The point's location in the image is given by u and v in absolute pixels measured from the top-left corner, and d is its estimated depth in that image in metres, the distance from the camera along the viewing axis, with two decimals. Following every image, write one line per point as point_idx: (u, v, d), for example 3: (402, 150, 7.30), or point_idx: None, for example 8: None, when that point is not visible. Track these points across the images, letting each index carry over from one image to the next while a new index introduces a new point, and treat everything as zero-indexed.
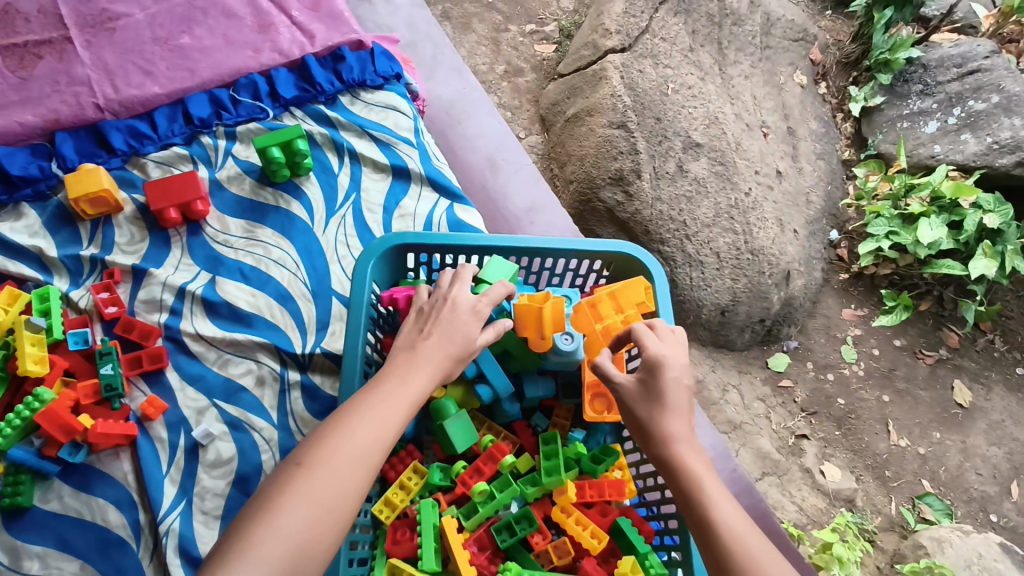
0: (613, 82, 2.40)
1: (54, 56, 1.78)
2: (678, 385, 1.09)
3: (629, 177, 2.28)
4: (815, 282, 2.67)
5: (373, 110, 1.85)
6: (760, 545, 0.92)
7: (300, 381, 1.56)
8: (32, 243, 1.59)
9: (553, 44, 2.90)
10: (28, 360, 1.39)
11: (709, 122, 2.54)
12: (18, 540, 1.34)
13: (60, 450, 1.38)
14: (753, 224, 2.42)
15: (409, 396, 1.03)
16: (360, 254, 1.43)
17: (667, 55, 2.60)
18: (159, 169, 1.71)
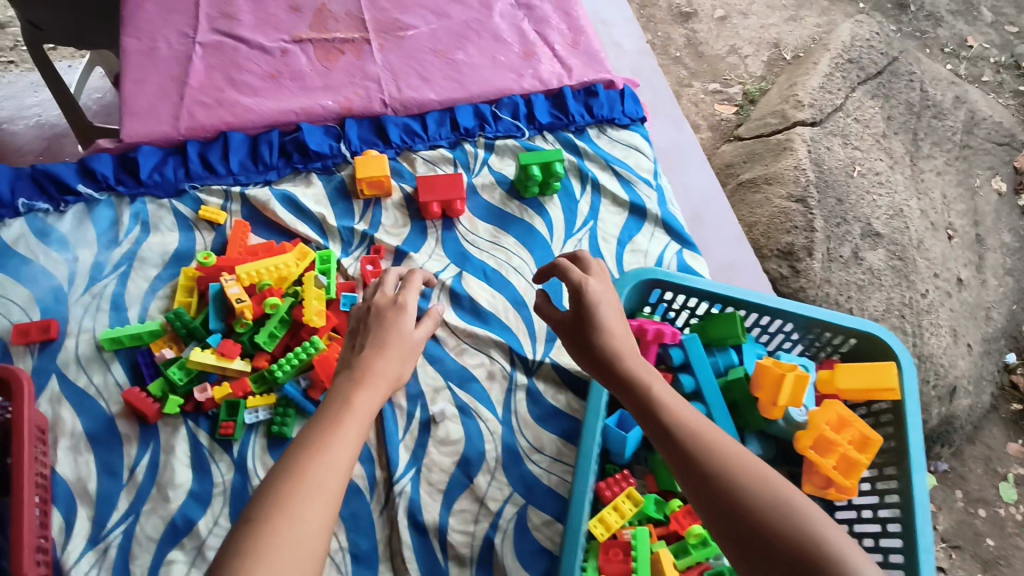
0: (797, 155, 2.33)
1: (354, 54, 1.78)
2: (611, 305, 1.19)
3: (799, 253, 2.19)
4: (982, 407, 2.42)
5: (619, 143, 1.79)
6: (704, 433, 0.97)
7: (525, 386, 1.50)
8: (317, 210, 1.62)
9: (734, 107, 2.89)
10: (310, 309, 1.43)
11: (893, 214, 2.41)
12: (276, 468, 1.36)
13: (319, 397, 1.42)
14: (923, 326, 2.25)
15: (354, 415, 1.01)
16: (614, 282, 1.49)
17: (858, 137, 2.52)
18: (426, 166, 1.71)
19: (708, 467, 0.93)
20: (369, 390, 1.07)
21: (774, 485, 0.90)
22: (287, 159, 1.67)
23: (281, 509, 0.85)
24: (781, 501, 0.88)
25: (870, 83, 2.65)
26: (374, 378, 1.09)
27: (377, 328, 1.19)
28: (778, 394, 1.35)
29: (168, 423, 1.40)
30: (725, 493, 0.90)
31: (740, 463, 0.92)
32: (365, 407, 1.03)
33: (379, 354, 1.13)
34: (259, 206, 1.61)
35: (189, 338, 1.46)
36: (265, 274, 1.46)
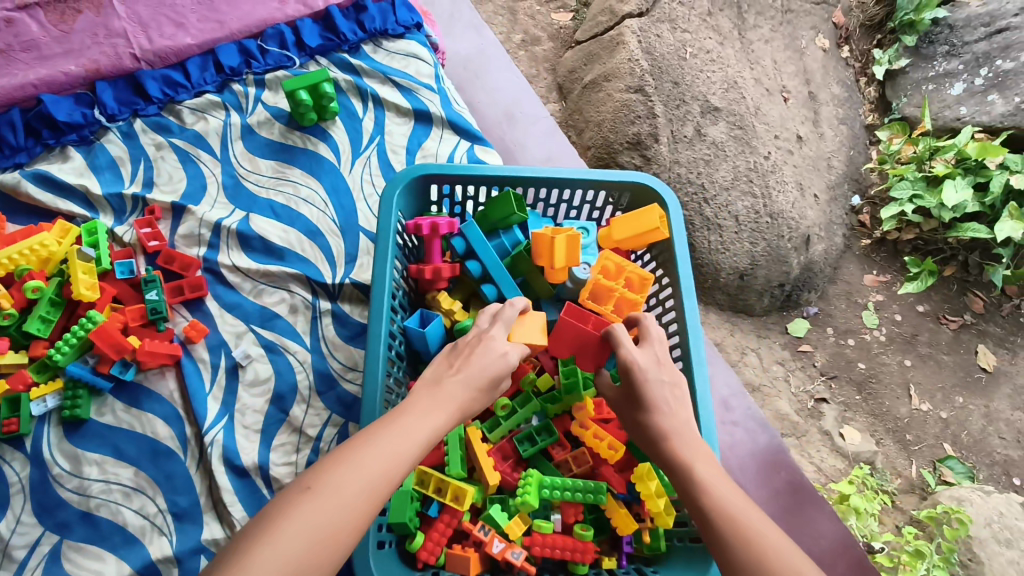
0: (629, 46, 1.89)
1: (91, 8, 1.02)
2: (668, 382, 0.72)
3: (646, 140, 1.84)
4: (838, 248, 1.97)
5: (400, 54, 1.07)
6: (755, 527, 0.59)
7: (331, 311, 0.92)
8: (79, 181, 0.91)
9: (571, 14, 2.28)
10: (81, 274, 0.81)
11: (728, 88, 1.94)
12: (83, 451, 0.85)
13: (113, 370, 0.85)
14: (770, 187, 1.85)
15: (428, 419, 0.61)
16: (383, 188, 0.83)
17: (685, 19, 1.98)
18: (195, 119, 0.99)
19: (737, 567, 0.57)
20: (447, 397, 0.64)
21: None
22: (39, 140, 0.95)
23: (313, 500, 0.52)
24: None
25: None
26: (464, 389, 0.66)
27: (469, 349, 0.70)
28: (553, 259, 0.80)
29: None
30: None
31: (784, 558, 0.56)
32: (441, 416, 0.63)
33: (466, 378, 0.66)
34: (9, 191, 0.90)
35: None
36: (29, 253, 0.84)
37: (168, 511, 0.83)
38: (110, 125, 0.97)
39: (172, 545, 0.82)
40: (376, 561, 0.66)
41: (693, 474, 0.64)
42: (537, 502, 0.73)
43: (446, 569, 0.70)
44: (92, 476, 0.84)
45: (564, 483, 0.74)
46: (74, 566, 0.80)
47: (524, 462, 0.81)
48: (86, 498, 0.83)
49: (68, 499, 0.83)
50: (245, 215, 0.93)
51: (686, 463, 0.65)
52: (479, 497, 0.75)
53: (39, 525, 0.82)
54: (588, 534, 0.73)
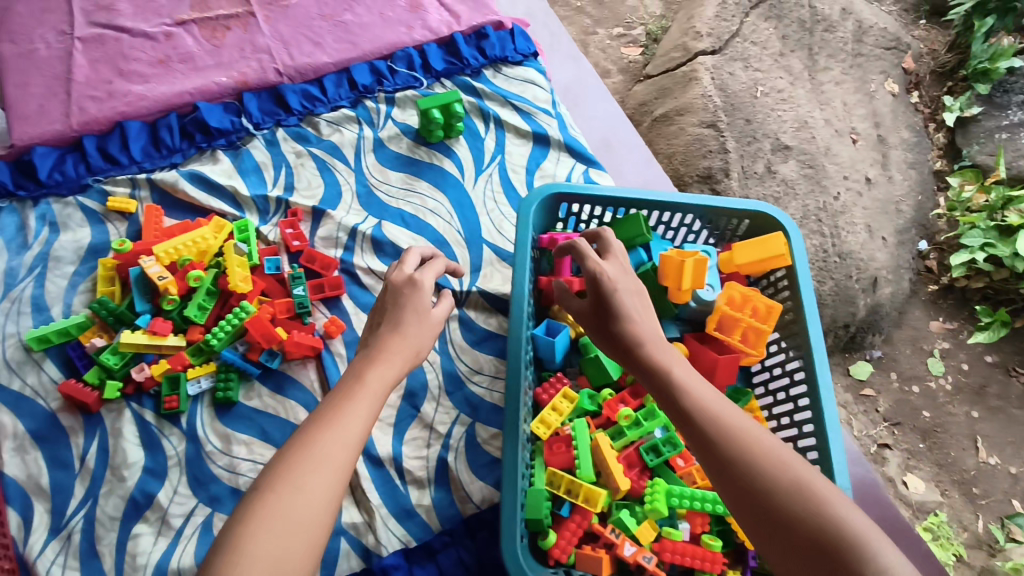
0: (703, 82, 1.75)
1: (238, 26, 1.09)
2: (634, 288, 0.70)
3: (717, 174, 1.65)
4: (905, 294, 1.72)
5: (517, 79, 1.13)
6: (734, 423, 0.57)
7: (458, 317, 0.92)
8: (229, 182, 0.97)
9: (640, 49, 2.05)
10: (239, 267, 0.87)
11: (798, 126, 1.77)
12: (233, 430, 0.83)
13: (262, 358, 0.85)
14: (839, 227, 1.66)
15: (368, 388, 0.62)
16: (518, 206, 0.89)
17: (756, 59, 1.82)
18: (332, 131, 1.05)
19: (728, 461, 0.54)
20: (382, 361, 0.66)
21: (805, 480, 0.52)
22: (192, 142, 1.01)
23: (275, 486, 0.52)
24: (807, 497, 0.51)
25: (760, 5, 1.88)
26: (395, 352, 0.67)
27: (392, 302, 0.73)
28: (682, 280, 0.81)
29: (111, 410, 0.82)
30: (750, 496, 0.52)
31: (772, 447, 0.54)
32: (380, 379, 0.64)
33: (396, 330, 0.69)
34: (168, 189, 0.96)
35: (122, 324, 0.85)
36: (191, 245, 0.87)
37: None
38: (256, 132, 1.03)
39: None
40: (521, 551, 0.71)
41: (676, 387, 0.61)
42: (665, 509, 0.76)
43: (579, 567, 0.73)
44: (240, 455, 0.81)
45: (693, 492, 0.76)
46: None
47: (650, 469, 0.80)
48: (235, 475, 0.80)
49: (219, 475, 0.80)
50: (378, 222, 0.97)
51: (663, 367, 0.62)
52: (608, 502, 0.78)
53: (194, 496, 0.79)
54: (716, 544, 0.75)
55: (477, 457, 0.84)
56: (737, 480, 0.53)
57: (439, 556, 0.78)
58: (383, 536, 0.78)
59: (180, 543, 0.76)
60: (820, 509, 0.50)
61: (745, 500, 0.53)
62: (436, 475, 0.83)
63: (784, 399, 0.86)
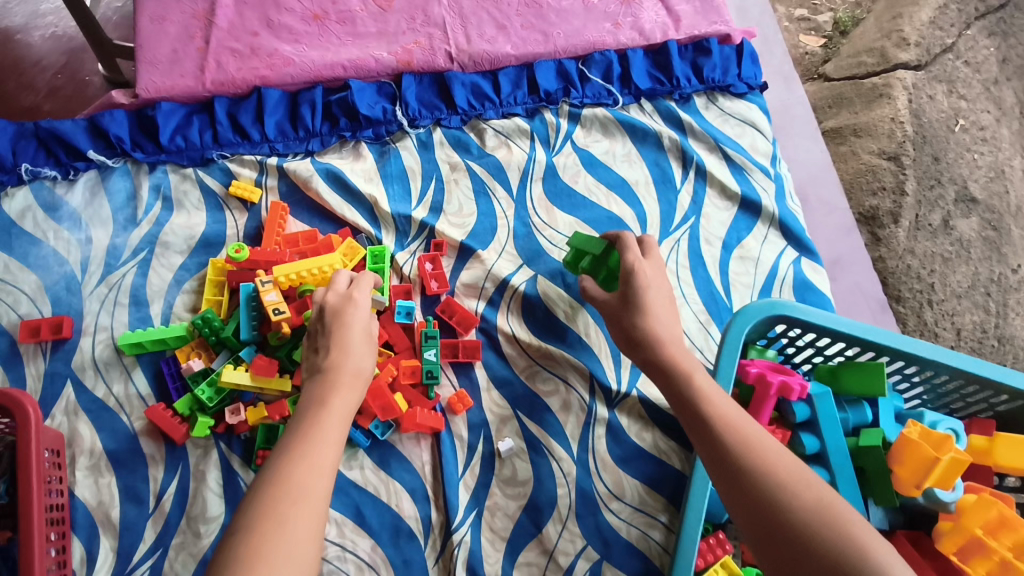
0: (895, 105, 1.21)
1: None
2: (661, 285, 0.67)
3: (883, 219, 1.15)
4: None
5: (735, 118, 0.90)
6: (746, 431, 0.51)
7: (607, 421, 0.75)
8: (369, 190, 0.82)
9: (822, 39, 1.39)
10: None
11: (992, 176, 1.27)
12: None
13: (372, 427, 0.72)
14: (1006, 306, 1.18)
15: (331, 409, 0.54)
16: (725, 331, 0.68)
17: (966, 83, 1.31)
18: (497, 144, 0.86)
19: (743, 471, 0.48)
20: (347, 385, 0.57)
21: (828, 499, 0.45)
22: (334, 127, 0.85)
23: (257, 525, 0.44)
24: (828, 515, 0.44)
25: (988, 16, 1.36)
26: (355, 371, 0.58)
27: (333, 323, 0.62)
28: (924, 478, 0.62)
29: (198, 446, 0.71)
30: (767, 514, 0.46)
31: (787, 458, 0.49)
32: (347, 407, 0.55)
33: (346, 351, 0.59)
34: (301, 184, 0.82)
35: (223, 348, 0.73)
36: (316, 273, 0.72)
37: None
38: (410, 129, 0.86)
39: None
40: None
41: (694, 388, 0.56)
42: None
43: None
44: (329, 536, 0.69)
45: None
46: None
47: None
48: None
49: None
50: (533, 275, 0.80)
51: (685, 371, 0.58)
52: None
53: None
54: None
55: None
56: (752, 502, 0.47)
57: None
58: None
59: None
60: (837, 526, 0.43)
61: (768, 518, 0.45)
62: None
63: None
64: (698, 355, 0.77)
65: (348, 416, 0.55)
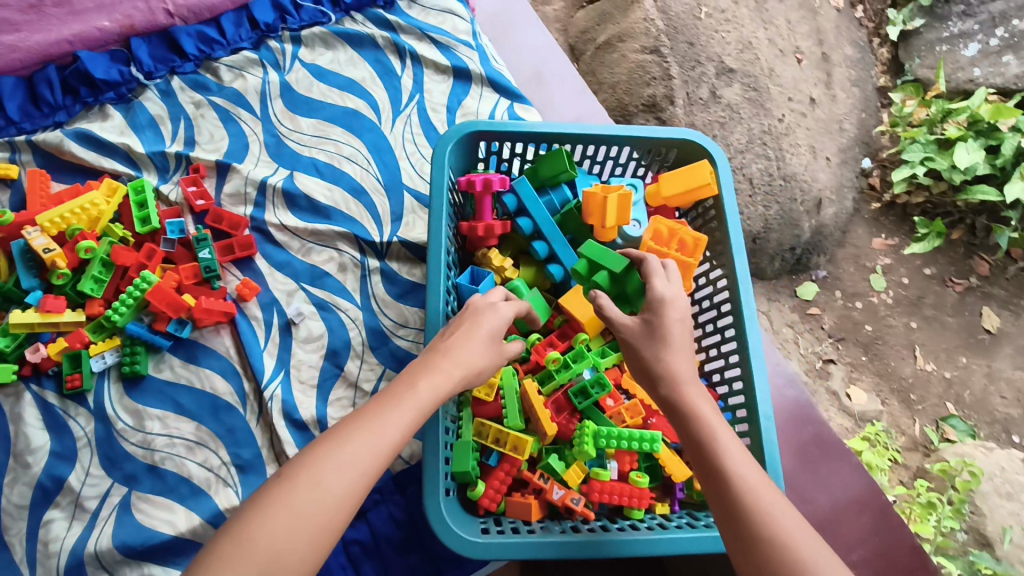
0: (644, 7, 1.28)
1: None
2: (685, 316, 0.64)
3: (661, 103, 1.23)
4: (848, 214, 1.32)
5: (435, 10, 1.05)
6: (763, 496, 0.51)
7: (380, 269, 0.88)
8: (121, 139, 0.90)
9: None
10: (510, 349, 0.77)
11: (742, 48, 1.31)
12: (145, 405, 0.78)
13: (169, 328, 0.80)
14: (782, 151, 1.26)
15: (418, 401, 0.53)
16: (432, 155, 0.82)
17: None
18: (233, 77, 0.97)
19: (750, 535, 0.49)
20: (439, 372, 0.56)
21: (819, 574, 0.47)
22: (76, 97, 0.92)
23: (300, 487, 0.46)
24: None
25: None
26: (463, 362, 0.58)
27: (468, 319, 0.62)
28: (605, 217, 0.79)
29: (10, 394, 0.77)
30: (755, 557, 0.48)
31: (793, 520, 0.50)
32: (434, 397, 0.54)
33: (465, 342, 0.59)
34: (54, 152, 0.88)
35: (14, 305, 0.80)
36: (80, 212, 0.81)
37: (230, 463, 0.77)
38: (148, 82, 0.94)
39: (238, 496, 0.75)
40: (444, 504, 0.66)
41: (713, 435, 0.55)
42: (593, 451, 0.73)
43: (509, 515, 0.71)
44: (154, 430, 0.77)
45: (623, 433, 0.73)
46: (144, 517, 0.73)
47: (579, 414, 0.79)
48: (150, 452, 0.76)
49: (133, 453, 0.76)
50: (289, 173, 0.92)
51: (701, 412, 0.57)
52: (537, 447, 0.76)
53: (108, 476, 0.75)
54: (644, 481, 0.73)
55: None
56: (752, 556, 0.48)
57: (370, 515, 0.76)
58: None
59: (96, 526, 0.72)
60: None
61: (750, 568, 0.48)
62: None
63: (716, 355, 0.84)
64: None
65: (428, 411, 0.54)
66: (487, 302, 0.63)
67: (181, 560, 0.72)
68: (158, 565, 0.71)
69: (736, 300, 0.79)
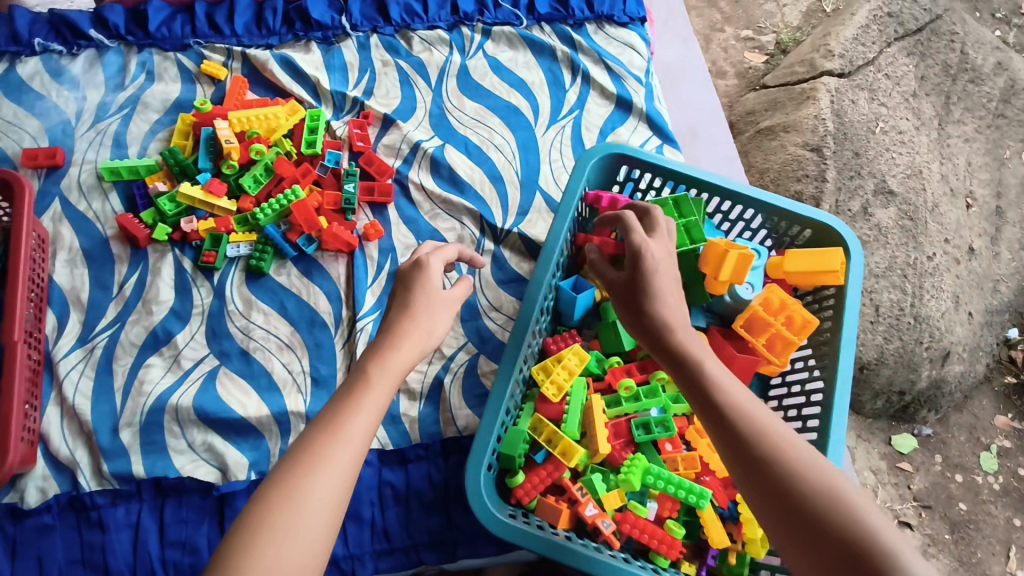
0: (819, 105, 1.22)
1: None
2: (671, 269, 0.65)
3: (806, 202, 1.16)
4: (975, 378, 1.21)
5: (618, 41, 1.10)
6: (761, 417, 0.51)
7: (492, 252, 0.92)
8: (313, 72, 1.01)
9: (766, 56, 1.46)
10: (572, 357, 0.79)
11: (910, 174, 1.22)
12: (256, 298, 0.86)
13: (299, 241, 0.88)
14: (922, 291, 1.16)
15: (377, 385, 0.53)
16: (573, 164, 0.85)
17: (887, 95, 1.27)
18: (421, 49, 1.06)
19: (745, 442, 0.50)
20: (397, 351, 0.57)
21: (834, 488, 0.46)
22: (290, 29, 1.05)
23: (278, 503, 0.45)
24: (839, 501, 0.45)
25: (910, 37, 1.32)
26: (415, 337, 0.59)
27: (400, 290, 0.64)
28: (721, 270, 0.78)
29: (157, 251, 0.88)
30: (769, 482, 0.48)
31: (794, 442, 0.50)
32: (393, 381, 0.55)
33: (410, 315, 0.61)
34: (258, 67, 1.01)
35: (184, 179, 0.91)
36: (262, 120, 0.91)
37: (308, 373, 0.83)
38: (351, 33, 1.06)
39: (304, 403, 0.81)
40: (485, 480, 0.68)
41: (701, 368, 0.56)
42: (637, 484, 0.72)
43: (537, 513, 0.71)
44: (257, 321, 0.85)
45: (674, 479, 0.71)
46: (225, 392, 0.80)
47: (634, 446, 0.78)
48: (247, 338, 0.84)
49: (233, 334, 0.84)
50: (442, 143, 0.99)
51: (693, 356, 0.58)
52: (584, 462, 0.76)
53: (207, 346, 0.83)
54: (679, 532, 0.71)
55: (472, 386, 0.84)
56: (750, 463, 0.49)
57: (410, 466, 0.79)
58: None
59: (184, 384, 0.80)
60: (831, 499, 0.45)
61: (763, 491, 0.48)
62: (430, 392, 0.83)
63: None
64: None
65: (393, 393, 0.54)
66: (415, 269, 0.65)
67: (239, 441, 0.78)
68: (220, 437, 0.78)
69: (829, 392, 0.76)
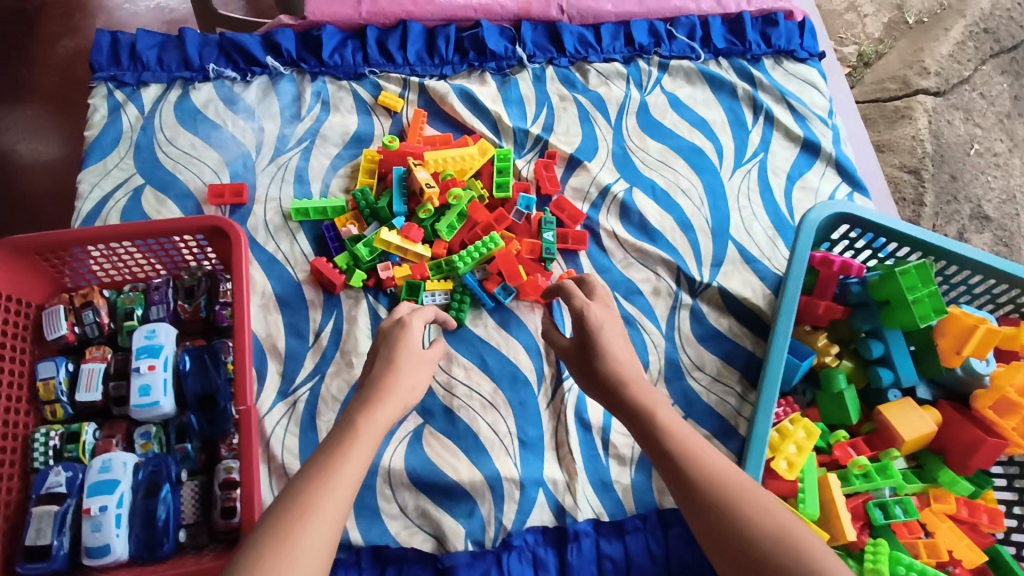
0: (917, 126, 1.20)
1: None
2: (620, 330, 0.66)
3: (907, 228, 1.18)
4: None
5: (799, 78, 1.05)
6: (714, 465, 0.53)
7: (690, 307, 0.88)
8: (494, 107, 0.97)
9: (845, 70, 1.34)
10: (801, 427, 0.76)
11: (1004, 199, 1.24)
12: (456, 351, 0.83)
13: (497, 291, 0.85)
14: None
15: (366, 431, 0.52)
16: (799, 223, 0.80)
17: (981, 114, 1.27)
18: (598, 83, 1.02)
19: (698, 493, 0.51)
20: (393, 403, 0.55)
21: (789, 535, 0.47)
22: (464, 58, 1.01)
23: (270, 550, 0.42)
24: (792, 549, 0.46)
25: (1003, 54, 1.31)
26: (403, 390, 0.57)
27: (381, 347, 0.61)
28: (963, 346, 0.74)
29: (349, 297, 0.84)
30: (727, 536, 0.48)
31: (748, 491, 0.50)
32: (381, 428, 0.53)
33: (394, 368, 0.58)
34: (436, 100, 0.97)
35: (374, 221, 0.87)
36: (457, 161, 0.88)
37: (516, 436, 0.79)
38: (527, 64, 1.01)
39: (516, 468, 0.78)
40: None
41: (655, 420, 0.57)
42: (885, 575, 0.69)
43: None
44: (458, 377, 0.82)
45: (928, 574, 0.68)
46: (434, 453, 0.78)
47: (868, 528, 0.75)
48: (450, 395, 0.81)
49: (435, 389, 0.81)
50: (630, 187, 0.95)
51: (648, 407, 0.58)
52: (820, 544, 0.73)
53: None
54: None
55: None
56: (710, 517, 0.50)
57: (628, 538, 0.75)
58: (581, 501, 0.77)
59: (391, 443, 0.78)
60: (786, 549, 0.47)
61: (724, 545, 0.48)
62: (641, 458, 0.80)
63: None
64: (766, 261, 0.91)
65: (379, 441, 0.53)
66: (396, 325, 0.63)
67: (453, 506, 0.75)
68: (434, 503, 0.76)
69: None
